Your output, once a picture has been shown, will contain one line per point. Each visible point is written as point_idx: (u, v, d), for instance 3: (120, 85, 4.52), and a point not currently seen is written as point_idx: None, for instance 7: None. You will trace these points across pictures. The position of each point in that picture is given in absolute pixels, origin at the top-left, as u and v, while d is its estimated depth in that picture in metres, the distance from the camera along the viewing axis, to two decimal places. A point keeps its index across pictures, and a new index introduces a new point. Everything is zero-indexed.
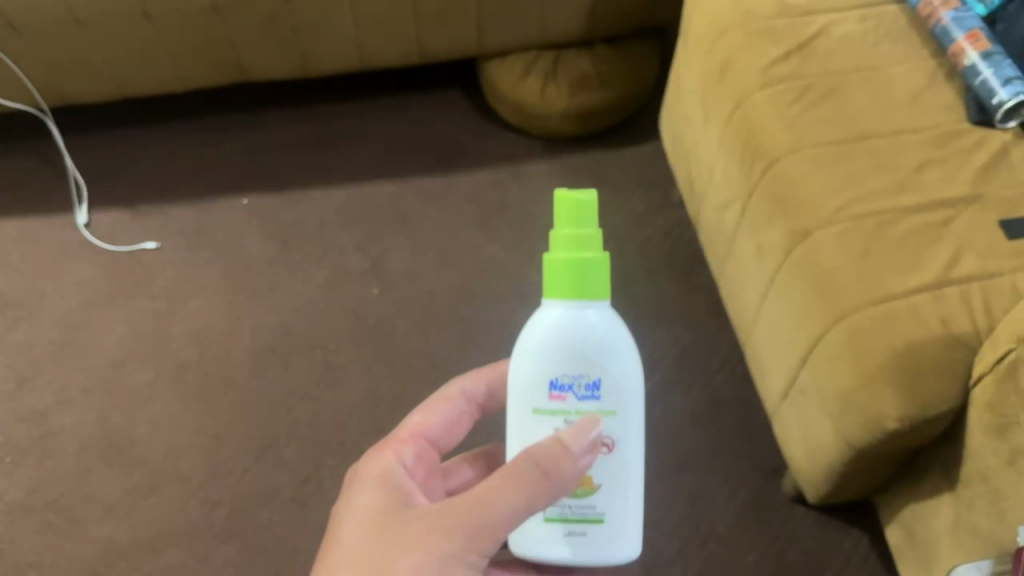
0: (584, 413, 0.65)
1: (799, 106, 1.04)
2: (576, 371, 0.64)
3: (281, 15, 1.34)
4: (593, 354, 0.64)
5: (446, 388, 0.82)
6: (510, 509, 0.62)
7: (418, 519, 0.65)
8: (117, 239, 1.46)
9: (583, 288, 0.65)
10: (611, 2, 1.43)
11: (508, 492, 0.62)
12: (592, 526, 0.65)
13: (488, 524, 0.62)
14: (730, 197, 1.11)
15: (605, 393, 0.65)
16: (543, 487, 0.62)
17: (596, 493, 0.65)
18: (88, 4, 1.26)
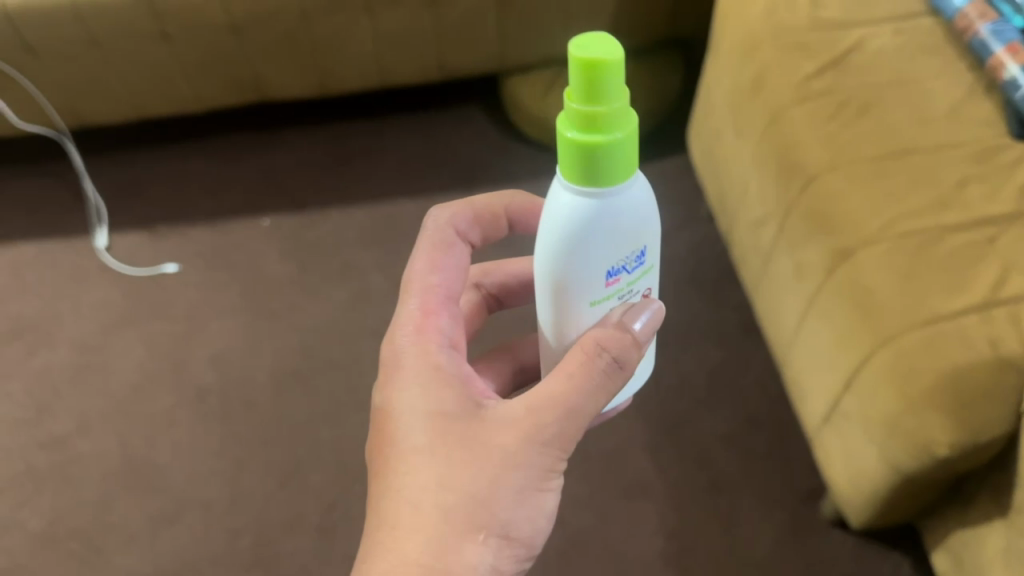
0: (633, 282, 0.60)
1: (836, 122, 1.01)
2: (626, 254, 0.57)
3: (299, 32, 1.32)
4: (642, 232, 0.57)
5: (429, 232, 0.69)
6: (593, 405, 0.60)
7: (488, 425, 0.60)
8: (136, 261, 1.44)
9: (612, 174, 0.53)
10: (633, 15, 1.41)
11: (589, 394, 0.59)
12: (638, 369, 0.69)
13: (577, 425, 0.60)
14: (765, 216, 1.09)
15: (648, 254, 0.59)
16: (613, 382, 0.60)
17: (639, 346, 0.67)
18: (107, 24, 1.25)
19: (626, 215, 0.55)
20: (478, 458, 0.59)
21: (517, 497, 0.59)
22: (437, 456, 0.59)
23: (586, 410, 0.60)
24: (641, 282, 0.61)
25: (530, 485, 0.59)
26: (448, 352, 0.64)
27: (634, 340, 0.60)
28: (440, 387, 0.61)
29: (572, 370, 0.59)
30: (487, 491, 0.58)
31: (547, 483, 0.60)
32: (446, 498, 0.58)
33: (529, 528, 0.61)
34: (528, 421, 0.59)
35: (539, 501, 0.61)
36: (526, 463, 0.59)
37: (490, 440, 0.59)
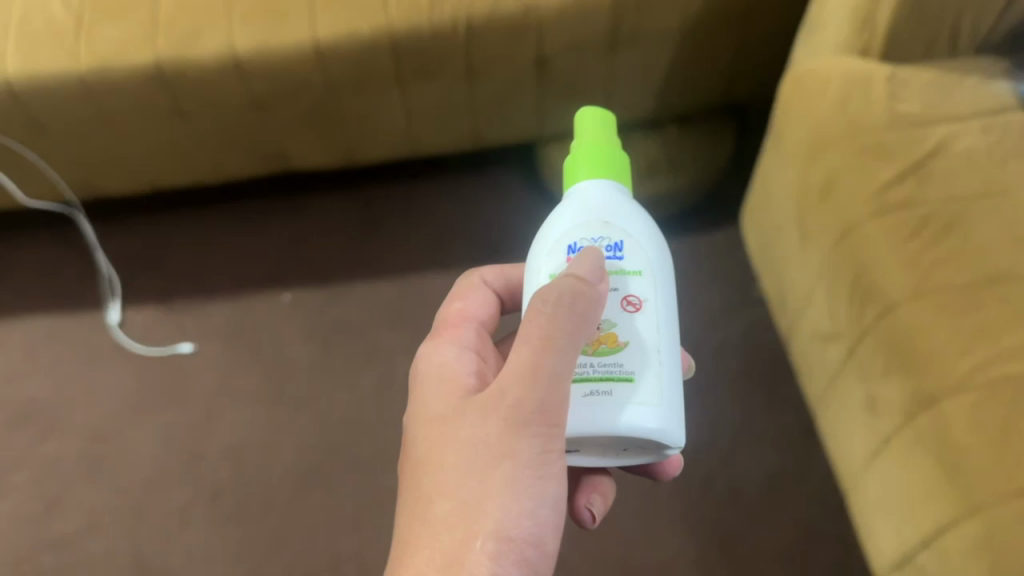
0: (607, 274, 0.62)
1: (918, 242, 0.89)
2: (595, 235, 0.63)
3: (325, 107, 1.23)
4: (610, 216, 0.63)
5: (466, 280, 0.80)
6: (566, 367, 0.58)
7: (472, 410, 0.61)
8: (151, 339, 1.37)
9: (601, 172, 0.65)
10: (683, 82, 1.30)
11: (557, 354, 0.57)
12: (618, 384, 0.58)
13: (557, 399, 0.57)
14: (834, 333, 0.98)
15: (627, 254, 0.62)
16: (578, 334, 0.58)
17: (621, 350, 0.59)
18: (121, 103, 1.16)
19: (597, 202, 0.63)
20: (465, 449, 0.59)
21: (509, 490, 0.58)
22: (435, 452, 0.61)
23: (555, 376, 0.57)
24: (620, 282, 0.62)
25: (522, 478, 0.58)
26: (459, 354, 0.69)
27: (584, 285, 0.58)
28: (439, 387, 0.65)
29: (528, 334, 0.58)
30: (478, 489, 0.58)
31: (540, 472, 0.58)
32: (443, 503, 0.59)
33: (530, 525, 0.58)
34: (507, 404, 0.58)
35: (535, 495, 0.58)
36: (515, 452, 0.58)
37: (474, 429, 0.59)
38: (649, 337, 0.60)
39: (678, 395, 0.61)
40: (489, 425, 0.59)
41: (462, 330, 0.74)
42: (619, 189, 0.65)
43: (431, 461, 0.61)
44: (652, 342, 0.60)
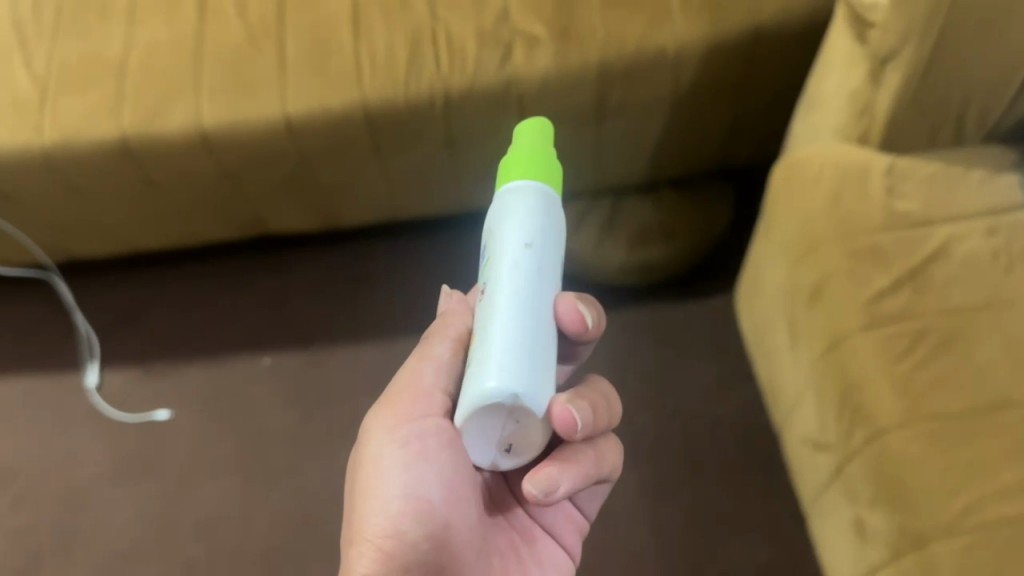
0: (479, 275, 0.61)
1: (912, 362, 0.83)
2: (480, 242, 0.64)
3: (300, 176, 1.18)
4: (484, 221, 0.63)
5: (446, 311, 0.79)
6: (431, 375, 0.67)
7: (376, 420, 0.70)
8: (128, 404, 1.34)
9: (530, 176, 0.60)
10: (678, 148, 1.24)
11: (421, 360, 0.67)
12: (467, 372, 0.58)
13: (415, 409, 0.66)
14: (822, 445, 0.92)
15: (490, 248, 0.60)
16: (444, 351, 0.67)
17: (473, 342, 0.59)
18: (88, 176, 1.13)
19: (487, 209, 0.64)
20: (362, 447, 0.70)
21: (381, 489, 0.67)
22: (359, 447, 0.73)
23: (426, 385, 0.67)
24: (485, 277, 0.60)
25: (384, 480, 0.67)
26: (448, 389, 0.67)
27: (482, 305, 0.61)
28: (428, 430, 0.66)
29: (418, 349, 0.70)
30: (358, 479, 0.69)
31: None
32: (350, 490, 0.71)
33: (385, 524, 0.66)
34: (389, 413, 0.68)
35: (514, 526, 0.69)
36: (385, 450, 0.67)
37: (367, 433, 0.70)
38: (488, 315, 0.57)
39: (534, 354, 0.55)
40: (376, 432, 0.68)
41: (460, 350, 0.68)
42: (530, 189, 0.60)
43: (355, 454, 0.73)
44: (492, 315, 0.56)
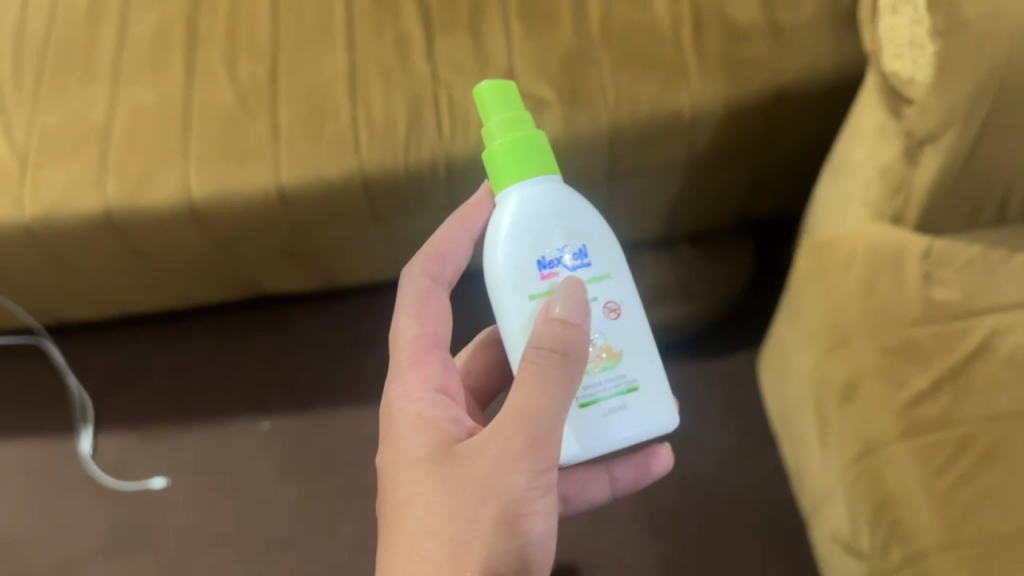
0: (583, 284, 0.66)
1: (954, 474, 0.76)
2: (559, 245, 0.65)
3: (296, 242, 1.12)
4: (567, 222, 0.66)
5: (412, 285, 0.75)
6: (554, 409, 0.61)
7: (471, 457, 0.63)
8: (123, 472, 1.29)
9: (530, 168, 0.67)
10: (695, 206, 1.17)
11: (546, 395, 0.61)
12: (629, 397, 0.66)
13: (542, 442, 0.62)
14: (853, 550, 0.85)
15: (596, 260, 0.67)
16: (564, 373, 0.62)
17: (619, 362, 0.66)
18: (73, 247, 1.07)
19: (546, 206, 0.66)
20: (456, 488, 0.62)
21: (496, 528, 0.61)
22: (427, 497, 0.63)
23: (544, 433, 0.62)
24: (595, 291, 0.66)
25: (506, 518, 0.61)
26: (429, 399, 0.69)
27: (569, 330, 0.62)
28: (419, 436, 0.66)
29: (518, 381, 0.62)
30: (466, 533, 0.61)
31: (516, 471, 0.61)
32: (432, 545, 0.62)
33: (512, 561, 0.62)
34: (500, 452, 0.62)
35: (533, 506, 0.62)
36: (499, 490, 0.61)
37: (466, 474, 0.62)
38: (640, 341, 0.67)
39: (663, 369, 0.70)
40: (482, 471, 0.62)
41: (431, 360, 0.72)
42: (551, 180, 0.67)
43: (417, 500, 0.63)
44: (649, 347, 0.68)
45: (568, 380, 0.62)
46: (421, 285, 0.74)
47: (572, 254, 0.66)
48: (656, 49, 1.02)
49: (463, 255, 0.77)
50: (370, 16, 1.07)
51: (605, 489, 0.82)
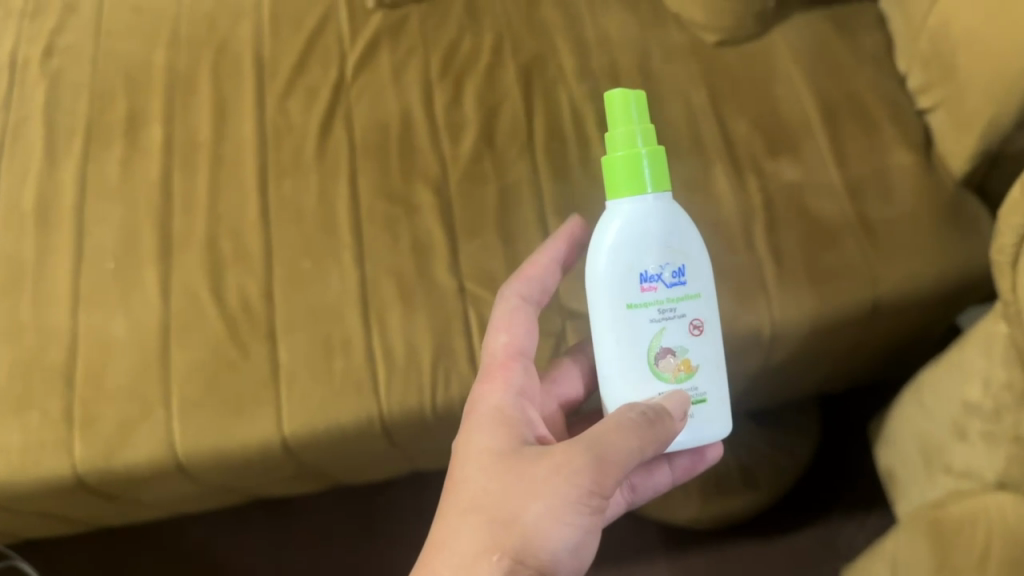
0: (675, 302, 0.60)
1: None
2: (662, 259, 0.60)
3: (302, 473, 0.95)
4: (674, 241, 0.60)
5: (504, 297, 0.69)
6: (634, 450, 0.56)
7: (538, 457, 0.57)
8: None
9: (644, 181, 0.60)
10: (763, 396, 1.02)
11: (625, 436, 0.56)
12: (696, 409, 0.62)
13: (610, 465, 0.56)
14: None
15: (692, 278, 0.61)
16: (655, 432, 0.57)
17: (695, 375, 0.61)
18: (34, 505, 0.89)
19: (653, 219, 0.60)
20: (514, 483, 0.57)
21: (541, 523, 0.55)
22: (479, 483, 0.58)
23: (618, 449, 0.56)
24: (683, 309, 0.61)
25: (549, 519, 0.55)
26: (510, 397, 0.62)
27: (670, 420, 0.58)
28: (493, 428, 0.60)
29: (610, 419, 0.58)
30: (510, 516, 0.56)
31: (573, 483, 0.55)
32: (472, 522, 0.57)
33: (546, 562, 0.55)
34: (565, 455, 0.56)
35: (576, 521, 0.56)
36: (555, 490, 0.55)
37: (528, 471, 0.57)
38: (713, 359, 0.62)
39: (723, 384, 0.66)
40: (541, 469, 0.56)
41: (516, 364, 0.65)
42: (666, 198, 0.61)
43: (472, 485, 0.58)
44: (719, 365, 0.63)
45: (658, 443, 0.57)
46: (511, 303, 0.67)
47: (668, 270, 0.60)
48: (728, 253, 0.85)
49: (553, 279, 0.70)
50: (380, 213, 0.90)
51: (668, 476, 0.72)
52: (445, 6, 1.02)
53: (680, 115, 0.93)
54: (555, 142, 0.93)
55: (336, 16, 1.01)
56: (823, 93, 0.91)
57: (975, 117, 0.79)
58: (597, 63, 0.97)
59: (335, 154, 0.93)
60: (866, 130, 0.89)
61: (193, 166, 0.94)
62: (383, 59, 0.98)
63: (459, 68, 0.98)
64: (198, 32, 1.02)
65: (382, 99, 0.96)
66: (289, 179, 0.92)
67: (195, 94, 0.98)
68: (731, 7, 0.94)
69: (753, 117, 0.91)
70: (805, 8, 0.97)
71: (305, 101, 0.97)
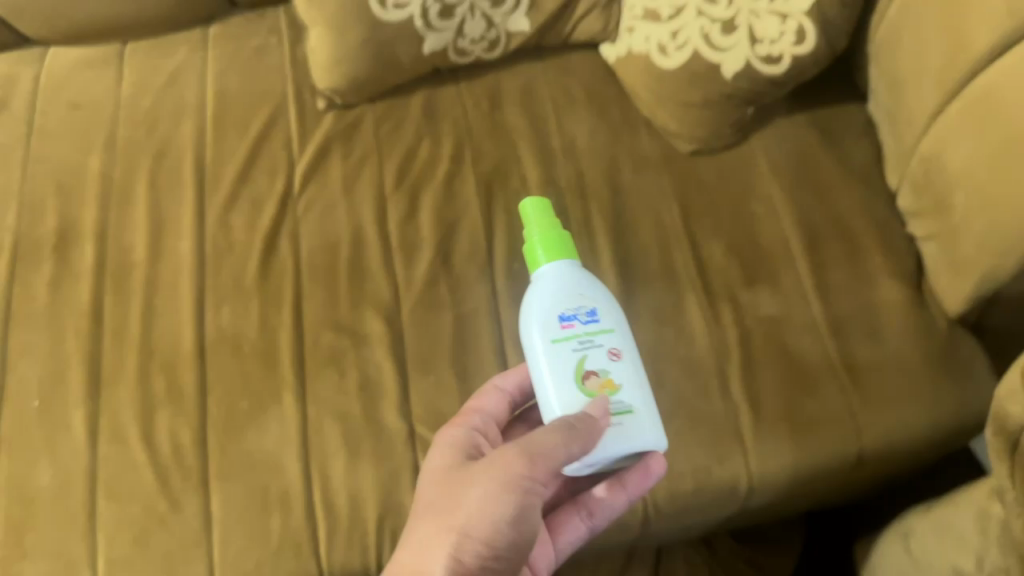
0: (591, 333, 0.55)
1: None
2: (573, 301, 0.55)
3: None
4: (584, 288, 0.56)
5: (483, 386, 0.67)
6: (565, 453, 0.51)
7: (477, 473, 0.55)
8: None
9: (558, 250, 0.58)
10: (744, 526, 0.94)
11: (553, 437, 0.51)
12: (623, 420, 0.54)
13: (541, 466, 0.52)
14: None
15: (605, 314, 0.56)
16: (585, 431, 0.51)
17: (620, 391, 0.54)
18: None
19: (563, 271, 0.57)
20: (456, 495, 0.55)
21: (478, 522, 0.53)
22: (430, 498, 0.57)
23: (546, 443, 0.52)
24: (601, 340, 0.55)
25: (487, 515, 0.53)
26: (462, 435, 0.61)
27: (596, 423, 0.52)
28: (445, 450, 0.60)
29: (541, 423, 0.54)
30: (452, 516, 0.54)
31: (502, 480, 0.53)
32: (423, 532, 0.55)
33: (489, 535, 0.52)
34: (499, 459, 0.54)
35: (509, 514, 0.53)
36: (492, 493, 0.53)
37: (467, 484, 0.55)
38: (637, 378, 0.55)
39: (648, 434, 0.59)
40: (477, 480, 0.54)
41: (476, 416, 0.63)
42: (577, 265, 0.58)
43: (424, 509, 0.57)
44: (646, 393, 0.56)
45: (586, 441, 0.51)
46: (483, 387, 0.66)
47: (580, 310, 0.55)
48: (701, 399, 0.78)
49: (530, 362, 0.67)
50: (325, 347, 0.83)
51: (582, 528, 0.65)
52: (402, 108, 0.95)
53: (650, 237, 0.86)
54: (516, 264, 0.87)
55: (285, 118, 0.95)
56: (805, 215, 0.84)
57: (971, 263, 0.70)
58: (562, 175, 0.90)
59: (278, 277, 0.86)
60: (851, 259, 0.82)
61: (127, 289, 0.87)
62: (334, 169, 0.92)
63: (415, 179, 0.91)
64: (137, 134, 0.96)
65: (332, 215, 0.89)
66: (229, 305, 0.85)
67: (131, 208, 0.91)
68: (708, 112, 0.87)
69: (728, 242, 0.84)
70: (786, 113, 0.89)
71: (248, 215, 0.90)
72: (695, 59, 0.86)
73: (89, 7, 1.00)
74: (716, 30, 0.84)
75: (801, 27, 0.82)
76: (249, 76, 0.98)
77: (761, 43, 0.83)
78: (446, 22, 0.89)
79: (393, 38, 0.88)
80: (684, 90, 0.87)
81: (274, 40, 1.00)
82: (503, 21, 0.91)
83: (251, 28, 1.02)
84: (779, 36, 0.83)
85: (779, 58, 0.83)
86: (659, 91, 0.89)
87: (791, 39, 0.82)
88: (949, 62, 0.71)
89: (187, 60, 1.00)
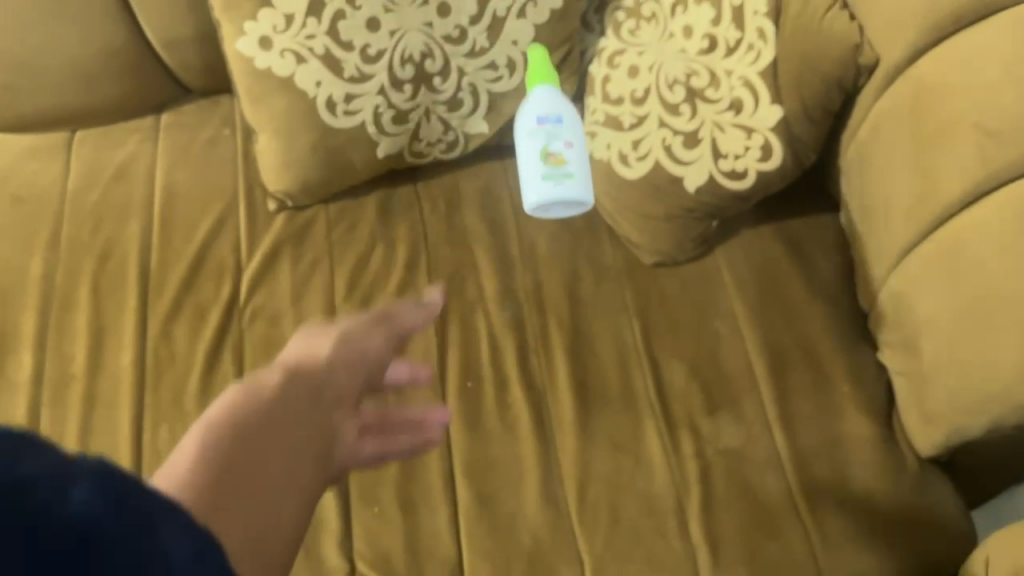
0: (553, 126, 0.81)
1: None
2: (551, 104, 0.82)
3: None
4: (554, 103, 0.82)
5: None
6: (413, 321, 0.50)
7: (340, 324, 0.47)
8: None
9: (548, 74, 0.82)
10: None
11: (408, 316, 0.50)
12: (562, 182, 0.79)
13: (400, 321, 0.49)
14: None
15: (567, 121, 0.81)
16: (414, 316, 0.50)
17: (564, 167, 0.80)
18: None
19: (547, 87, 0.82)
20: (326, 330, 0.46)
21: (347, 342, 0.45)
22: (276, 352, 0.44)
23: (394, 315, 0.49)
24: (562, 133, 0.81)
25: (353, 337, 0.46)
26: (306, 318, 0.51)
27: (417, 317, 0.51)
28: None
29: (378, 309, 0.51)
30: (325, 343, 0.44)
31: (374, 330, 0.47)
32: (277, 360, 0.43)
33: (358, 359, 0.44)
34: (364, 320, 0.48)
35: (379, 352, 0.46)
36: (359, 333, 0.46)
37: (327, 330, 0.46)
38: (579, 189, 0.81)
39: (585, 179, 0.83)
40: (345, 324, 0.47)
41: None
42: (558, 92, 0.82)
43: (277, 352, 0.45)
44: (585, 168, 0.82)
45: (429, 317, 0.52)
46: None
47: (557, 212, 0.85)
48: (659, 540, 0.73)
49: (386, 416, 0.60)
50: None
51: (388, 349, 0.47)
52: (357, 209, 0.92)
53: (611, 355, 0.82)
54: (469, 381, 0.82)
55: (234, 218, 0.91)
56: (769, 339, 0.80)
57: (941, 417, 0.66)
58: (520, 286, 0.87)
59: (221, 394, 0.82)
60: (817, 387, 0.78)
61: (64, 405, 0.83)
62: (283, 275, 0.88)
63: (366, 287, 0.87)
64: (81, 233, 0.92)
65: (280, 326, 0.86)
66: (167, 427, 0.81)
67: (72, 314, 0.88)
68: (670, 226, 0.84)
69: (690, 364, 0.80)
70: (752, 223, 0.86)
71: (191, 325, 0.86)
72: (656, 171, 0.83)
73: (36, 101, 0.95)
74: (677, 142, 0.81)
75: (766, 142, 0.78)
76: (200, 172, 0.94)
77: (725, 158, 0.80)
78: (400, 127, 0.85)
79: (345, 143, 0.84)
80: (645, 201, 0.84)
81: (226, 131, 0.97)
82: (460, 124, 0.87)
83: (203, 118, 0.98)
84: (744, 151, 0.79)
85: (744, 172, 0.80)
86: (619, 200, 0.85)
87: (756, 155, 0.79)
88: (922, 201, 0.66)
89: (136, 152, 0.96)
